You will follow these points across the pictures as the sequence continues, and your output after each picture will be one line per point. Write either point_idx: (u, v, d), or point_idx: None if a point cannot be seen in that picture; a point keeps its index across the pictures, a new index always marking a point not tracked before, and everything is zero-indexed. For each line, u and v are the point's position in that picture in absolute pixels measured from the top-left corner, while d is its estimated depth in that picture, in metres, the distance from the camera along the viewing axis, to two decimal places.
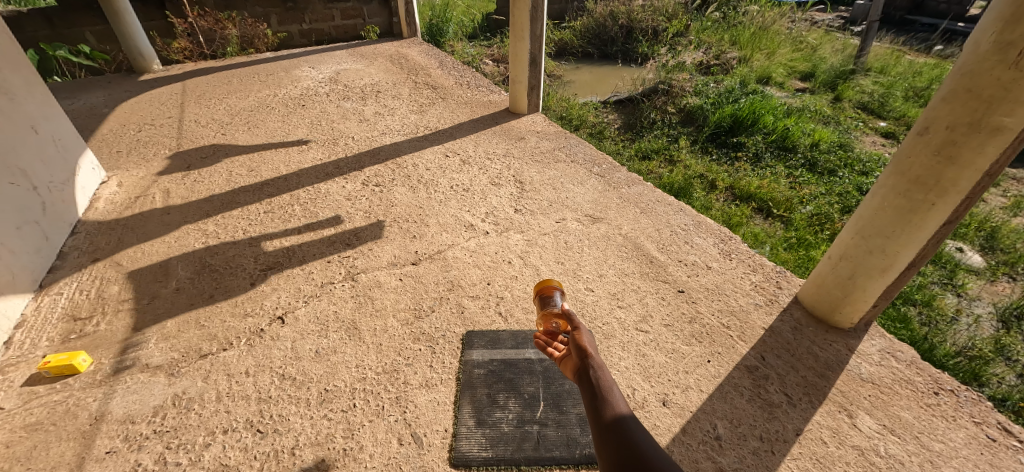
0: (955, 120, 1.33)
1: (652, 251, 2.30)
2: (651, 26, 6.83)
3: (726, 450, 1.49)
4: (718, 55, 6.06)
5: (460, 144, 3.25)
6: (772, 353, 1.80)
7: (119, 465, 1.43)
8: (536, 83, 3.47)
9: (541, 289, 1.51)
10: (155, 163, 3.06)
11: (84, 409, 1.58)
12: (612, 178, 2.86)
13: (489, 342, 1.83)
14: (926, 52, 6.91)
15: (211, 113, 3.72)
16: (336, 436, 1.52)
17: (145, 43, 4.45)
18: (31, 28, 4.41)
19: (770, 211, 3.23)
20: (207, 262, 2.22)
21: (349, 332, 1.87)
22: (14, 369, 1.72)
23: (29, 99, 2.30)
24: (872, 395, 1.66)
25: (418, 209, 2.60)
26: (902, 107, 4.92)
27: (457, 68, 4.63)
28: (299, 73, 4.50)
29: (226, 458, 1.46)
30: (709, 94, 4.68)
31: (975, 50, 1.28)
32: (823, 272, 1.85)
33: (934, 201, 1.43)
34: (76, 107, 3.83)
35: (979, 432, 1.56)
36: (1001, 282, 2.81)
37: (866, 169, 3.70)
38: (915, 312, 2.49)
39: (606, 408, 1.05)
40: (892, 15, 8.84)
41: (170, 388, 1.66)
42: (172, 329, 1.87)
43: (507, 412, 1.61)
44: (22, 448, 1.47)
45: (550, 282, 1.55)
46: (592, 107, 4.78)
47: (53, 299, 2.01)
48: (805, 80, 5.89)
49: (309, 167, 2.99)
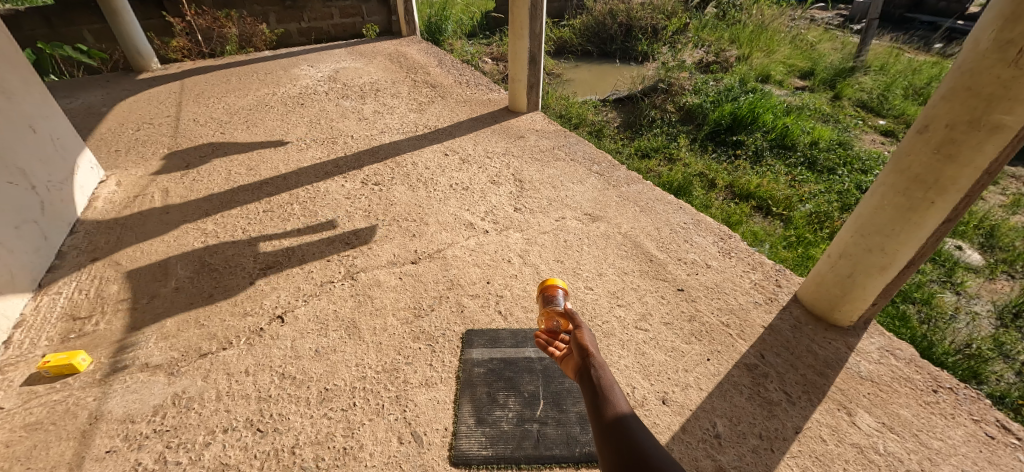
0: (955, 118, 1.33)
1: (652, 249, 2.30)
2: (651, 24, 6.83)
3: (725, 448, 1.50)
4: (717, 53, 6.09)
5: (459, 142, 3.24)
6: (771, 352, 1.80)
7: (119, 465, 1.43)
8: (536, 81, 3.47)
9: (545, 288, 1.53)
10: (154, 162, 3.05)
11: (84, 409, 1.58)
12: (612, 176, 2.86)
13: (489, 340, 1.84)
14: (926, 51, 6.91)
15: (210, 111, 3.71)
16: (336, 435, 1.52)
17: (144, 42, 4.44)
18: (28, 27, 4.39)
19: (770, 209, 3.23)
20: (206, 261, 2.22)
21: (349, 331, 1.87)
22: (13, 368, 1.72)
23: (27, 98, 2.29)
24: (871, 393, 1.67)
25: (417, 208, 2.60)
26: (902, 105, 4.92)
27: (456, 66, 4.62)
28: (298, 72, 4.50)
29: (227, 457, 1.46)
30: (708, 92, 4.68)
31: (975, 49, 1.28)
32: (822, 270, 1.85)
33: (933, 199, 1.44)
34: (75, 106, 3.82)
35: (978, 430, 1.57)
36: (1000, 280, 2.81)
37: (865, 167, 3.71)
38: (914, 310, 2.50)
39: (607, 406, 1.05)
40: (892, 13, 8.83)
41: (169, 387, 1.65)
42: (171, 329, 1.87)
43: (507, 410, 1.61)
44: (21, 448, 1.47)
45: (554, 282, 1.56)
46: (591, 105, 4.78)
47: (52, 299, 2.01)
48: (804, 78, 5.88)
49: (308, 166, 2.99)
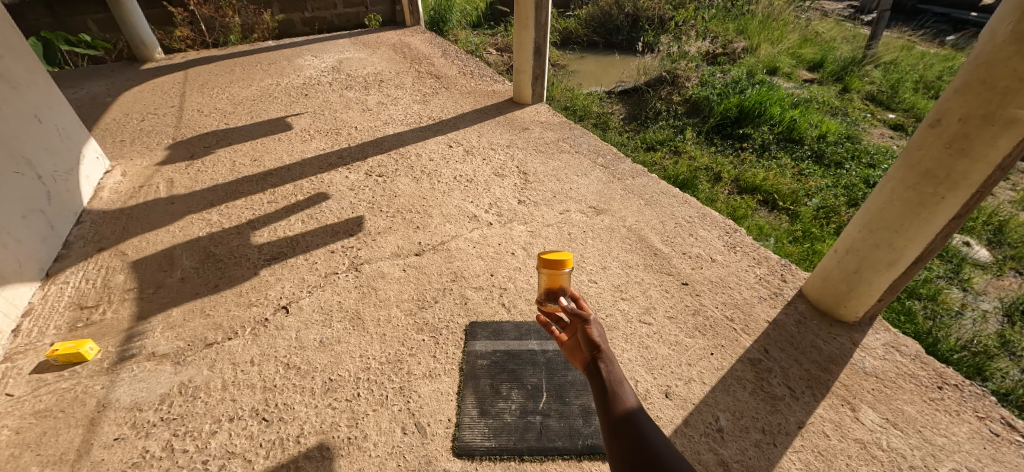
0: (968, 112, 1.31)
1: (656, 243, 2.29)
2: (657, 15, 6.68)
3: (727, 442, 1.50)
4: (725, 44, 6.01)
5: (463, 134, 3.23)
6: (775, 347, 1.79)
7: (127, 452, 1.45)
8: (541, 73, 3.42)
9: (548, 262, 1.37)
10: (157, 152, 3.05)
11: (92, 397, 1.60)
12: (616, 169, 2.84)
13: (492, 333, 1.84)
14: (938, 44, 6.84)
15: (213, 101, 3.71)
16: (340, 425, 1.53)
17: (147, 31, 4.42)
18: (33, 15, 4.36)
19: (775, 203, 3.20)
20: (211, 251, 2.23)
21: (353, 322, 1.88)
22: (21, 357, 1.74)
23: (32, 88, 2.30)
24: (875, 389, 1.66)
25: (421, 200, 2.59)
26: (912, 98, 4.86)
27: (460, 56, 4.61)
28: (301, 62, 4.48)
29: (233, 445, 1.47)
30: (715, 84, 4.62)
31: (992, 40, 1.26)
32: (828, 265, 1.83)
33: (943, 194, 1.42)
34: (79, 96, 3.83)
35: (982, 427, 1.56)
36: (1007, 276, 2.78)
37: (873, 161, 3.67)
38: (919, 306, 2.48)
39: (615, 402, 1.03)
40: (904, 4, 8.73)
41: (176, 376, 1.67)
42: (177, 319, 1.88)
43: (510, 402, 1.62)
44: (32, 434, 1.49)
45: (561, 255, 1.37)
46: (597, 97, 4.74)
47: (59, 289, 2.02)
48: (813, 70, 5.82)
49: (311, 157, 2.99)
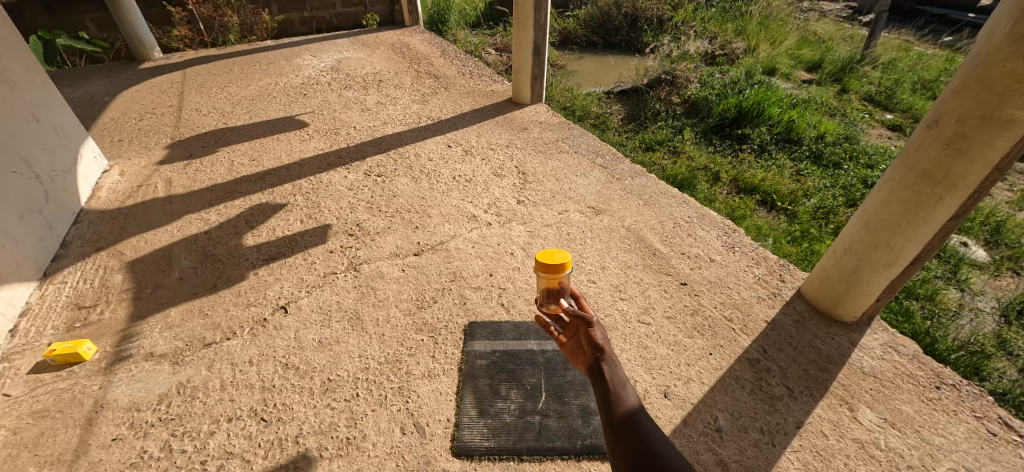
0: (966, 113, 1.31)
1: (655, 243, 2.29)
2: (656, 15, 6.68)
3: (726, 442, 1.50)
4: (723, 45, 6.01)
5: (462, 134, 3.22)
6: (774, 347, 1.80)
7: (126, 453, 1.45)
8: (540, 73, 3.42)
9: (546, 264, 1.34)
10: (156, 152, 3.05)
11: (90, 397, 1.59)
12: (615, 169, 2.85)
13: (491, 333, 1.84)
14: (936, 44, 6.85)
15: (212, 101, 3.70)
16: (339, 425, 1.53)
17: (145, 31, 4.41)
18: (31, 15, 4.36)
19: (773, 204, 3.21)
20: (209, 252, 2.22)
21: (352, 322, 1.87)
22: (18, 357, 1.73)
23: (30, 87, 2.29)
24: (873, 389, 1.66)
25: (420, 200, 2.59)
26: (911, 99, 4.88)
27: (459, 56, 4.61)
28: (300, 61, 4.48)
29: (231, 446, 1.47)
30: (714, 84, 4.62)
31: (990, 41, 1.26)
32: (827, 265, 1.84)
33: (941, 195, 1.42)
34: (77, 96, 3.82)
35: (979, 427, 1.56)
36: (1004, 276, 2.79)
37: (871, 161, 3.68)
38: (917, 305, 2.48)
39: (617, 402, 1.03)
40: (903, 5, 8.74)
41: (174, 376, 1.67)
42: (175, 319, 1.88)
43: (509, 402, 1.62)
44: (30, 435, 1.49)
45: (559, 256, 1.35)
46: (596, 97, 4.75)
47: (57, 288, 2.02)
48: (812, 71, 5.83)
49: (310, 156, 2.99)
